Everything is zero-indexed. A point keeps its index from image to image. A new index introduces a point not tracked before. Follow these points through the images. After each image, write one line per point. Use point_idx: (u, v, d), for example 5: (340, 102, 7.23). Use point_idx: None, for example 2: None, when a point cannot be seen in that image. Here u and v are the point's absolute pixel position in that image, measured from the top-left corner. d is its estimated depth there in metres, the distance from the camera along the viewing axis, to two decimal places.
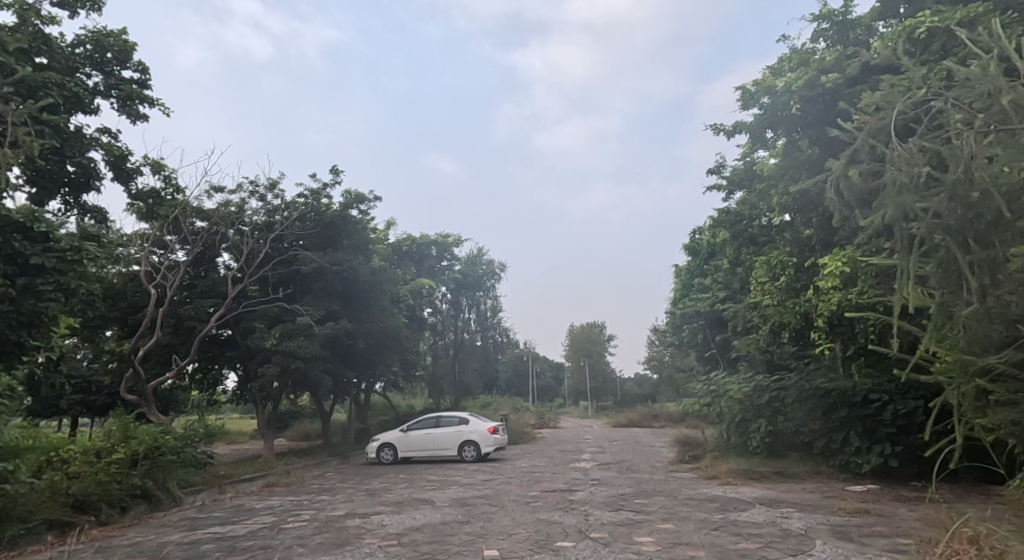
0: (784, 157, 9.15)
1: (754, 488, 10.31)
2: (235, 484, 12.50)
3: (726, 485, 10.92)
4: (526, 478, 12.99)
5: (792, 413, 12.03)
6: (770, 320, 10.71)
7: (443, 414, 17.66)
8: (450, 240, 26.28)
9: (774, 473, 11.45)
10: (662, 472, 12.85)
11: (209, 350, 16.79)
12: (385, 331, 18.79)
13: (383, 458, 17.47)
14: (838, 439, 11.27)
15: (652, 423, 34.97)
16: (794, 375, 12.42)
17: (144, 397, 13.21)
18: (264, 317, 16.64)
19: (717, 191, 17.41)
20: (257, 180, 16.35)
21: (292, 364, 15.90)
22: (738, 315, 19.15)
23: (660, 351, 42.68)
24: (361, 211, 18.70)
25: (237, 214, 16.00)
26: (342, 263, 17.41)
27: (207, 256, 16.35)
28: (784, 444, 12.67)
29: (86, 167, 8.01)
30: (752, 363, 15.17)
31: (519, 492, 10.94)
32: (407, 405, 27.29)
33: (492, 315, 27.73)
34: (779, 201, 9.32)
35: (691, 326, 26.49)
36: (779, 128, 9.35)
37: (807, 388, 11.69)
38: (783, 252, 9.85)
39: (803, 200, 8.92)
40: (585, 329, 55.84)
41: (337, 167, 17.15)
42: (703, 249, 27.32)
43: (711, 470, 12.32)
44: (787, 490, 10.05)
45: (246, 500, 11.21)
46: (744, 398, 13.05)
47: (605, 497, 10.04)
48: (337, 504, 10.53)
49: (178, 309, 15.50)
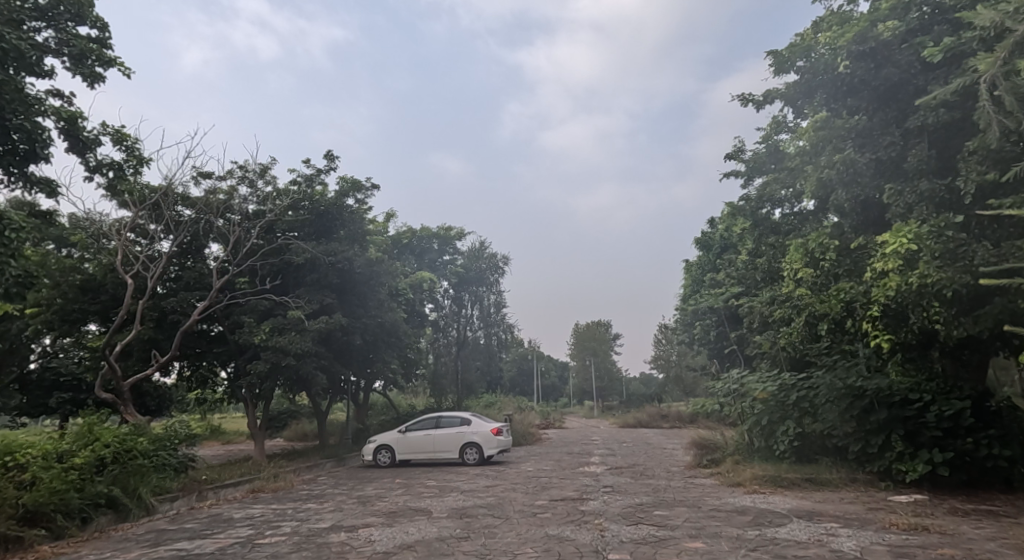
0: (824, 125, 8.16)
1: (787, 499, 9.27)
2: (216, 489, 11.56)
3: (753, 494, 9.89)
4: (533, 484, 11.98)
5: (823, 414, 11.03)
6: (803, 311, 9.71)
7: (443, 414, 16.71)
8: (452, 233, 25.33)
9: (805, 480, 10.43)
10: (680, 478, 11.86)
11: (196, 346, 15.86)
12: (382, 326, 17.81)
13: (380, 460, 16.52)
14: (876, 443, 10.23)
15: (662, 424, 33.96)
16: (825, 372, 11.40)
17: (120, 395, 12.25)
18: (254, 311, 15.69)
19: (734, 177, 16.43)
20: (246, 164, 15.43)
21: (282, 360, 14.91)
22: (756, 309, 18.11)
23: (668, 350, 41.66)
24: (358, 200, 17.76)
25: (226, 202, 15.11)
26: (337, 253, 16.49)
27: (195, 245, 15.49)
28: (814, 448, 11.63)
29: (33, 132, 7.16)
30: (776, 361, 14.11)
31: (524, 501, 9.93)
32: (408, 404, 26.32)
33: (495, 311, 26.72)
34: (819, 175, 8.31)
35: (703, 323, 25.47)
36: (818, 93, 8.38)
37: (840, 387, 10.69)
38: (822, 233, 8.83)
39: (847, 173, 7.92)
40: (591, 327, 54.83)
41: (332, 152, 16.21)
42: (716, 244, 27.81)
43: (735, 476, 11.28)
44: (825, 500, 9.01)
45: (225, 508, 10.23)
46: (770, 398, 12.03)
47: (621, 507, 9.02)
48: (323, 513, 9.53)
49: (161, 301, 14.60)
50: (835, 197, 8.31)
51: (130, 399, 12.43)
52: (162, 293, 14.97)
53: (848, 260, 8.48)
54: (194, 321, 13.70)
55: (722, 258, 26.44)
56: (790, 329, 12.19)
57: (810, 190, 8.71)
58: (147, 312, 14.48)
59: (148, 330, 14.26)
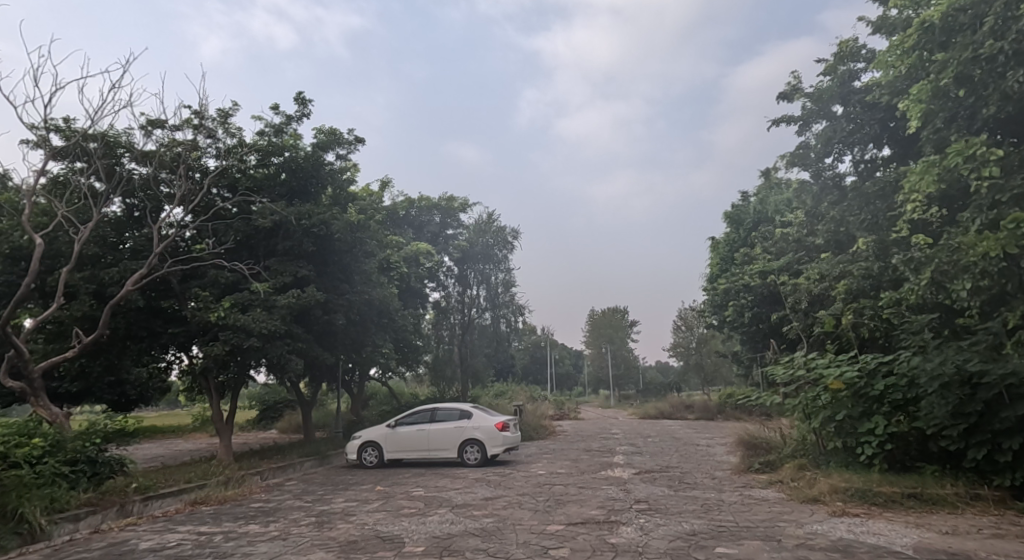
0: None
1: (904, 531, 6.59)
2: (144, 502, 9.13)
3: (844, 518, 7.28)
4: (544, 496, 9.45)
5: (928, 409, 8.37)
6: (934, 262, 7.08)
7: (440, 406, 14.20)
8: (454, 205, 22.87)
9: (912, 497, 7.76)
10: (732, 491, 9.27)
11: (149, 326, 13.46)
12: (370, 305, 15.44)
13: (365, 460, 14.15)
14: (1008, 448, 7.65)
15: (686, 415, 31.19)
16: (924, 354, 8.78)
17: (30, 384, 9.72)
18: (214, 284, 13.21)
19: (785, 124, 13.70)
20: (202, 108, 12.74)
21: (244, 342, 12.48)
22: (810, 286, 15.35)
23: (690, 336, 38.48)
24: (339, 156, 15.30)
25: (188, 153, 12.73)
26: (312, 216, 13.97)
27: (146, 206, 13.06)
28: (911, 453, 8.93)
29: None
30: (845, 343, 11.48)
31: (531, 527, 7.34)
32: (410, 395, 23.84)
33: (504, 290, 23.97)
34: (988, 50, 6.91)
35: (737, 304, 22.64)
36: None
37: (951, 369, 8.10)
38: (976, 144, 6.39)
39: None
40: (608, 314, 52.09)
41: (305, 96, 13.69)
42: (749, 217, 25.25)
43: (808, 490, 8.67)
44: (960, 534, 6.35)
45: (138, 533, 7.78)
46: (847, 387, 9.30)
47: (667, 542, 6.39)
48: (257, 544, 6.99)
49: (98, 272, 12.07)
50: (1004, 82, 6.98)
51: (43, 388, 9.89)
52: (103, 262, 12.47)
53: (1014, 183, 6.28)
54: (126, 291, 10.92)
55: (758, 231, 23.75)
56: (887, 295, 9.95)
57: (955, 68, 7.34)
58: (81, 284, 11.99)
59: (83, 305, 11.84)
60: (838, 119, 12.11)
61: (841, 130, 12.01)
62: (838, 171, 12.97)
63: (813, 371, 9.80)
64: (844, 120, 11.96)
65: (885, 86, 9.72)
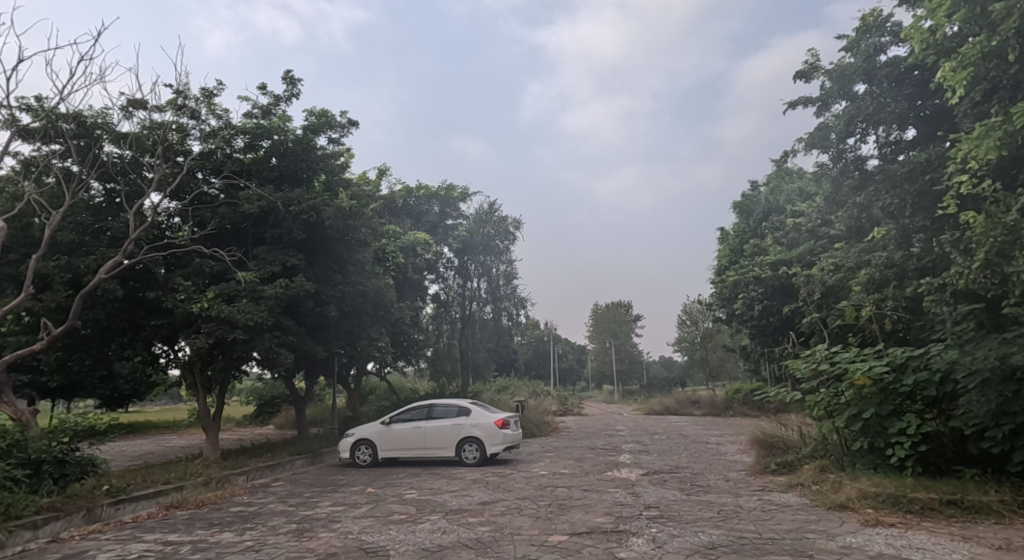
0: None
1: (951, 545, 5.85)
2: (116, 506, 8.51)
3: (878, 528, 6.55)
4: (545, 500, 8.74)
5: (969, 407, 7.62)
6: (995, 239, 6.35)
7: (437, 403, 13.51)
8: (454, 194, 22.16)
9: (952, 504, 7.03)
10: (750, 495, 8.55)
11: (131, 317, 12.78)
12: (365, 296, 14.77)
13: (358, 458, 13.50)
14: None
15: (692, 411, 30.46)
16: (965, 348, 8.02)
17: None
18: (198, 274, 12.48)
19: (802, 105, 12.92)
20: (186, 86, 12.02)
21: (229, 335, 11.79)
22: (826, 277, 14.57)
23: (694, 331, 37.59)
24: (331, 140, 14.57)
25: (172, 134, 12.04)
26: (301, 202, 13.26)
27: (128, 190, 12.39)
28: (946, 455, 8.21)
29: None
30: (868, 336, 10.73)
31: (531, 538, 6.60)
32: (409, 390, 23.15)
33: (504, 279, 22.73)
34: None
35: (746, 297, 21.81)
36: None
37: (996, 364, 7.34)
38: None
39: None
40: (611, 308, 51.35)
41: (293, 75, 12.96)
42: (759, 207, 24.46)
43: (834, 495, 7.94)
44: (1017, 550, 5.60)
45: (100, 542, 7.09)
46: (874, 383, 8.53)
47: (683, 557, 5.67)
48: (227, 557, 6.30)
49: (75, 260, 11.35)
50: None
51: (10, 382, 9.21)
52: (80, 249, 11.76)
53: None
54: (100, 280, 10.13)
55: (769, 221, 22.93)
56: (924, 283, 9.19)
57: (1013, 21, 6.60)
58: (56, 273, 11.29)
59: (58, 295, 11.16)
60: (862, 97, 11.34)
61: (865, 109, 11.22)
62: (860, 153, 12.24)
63: (836, 365, 9.04)
64: (868, 99, 11.18)
65: (923, 50, 8.88)
